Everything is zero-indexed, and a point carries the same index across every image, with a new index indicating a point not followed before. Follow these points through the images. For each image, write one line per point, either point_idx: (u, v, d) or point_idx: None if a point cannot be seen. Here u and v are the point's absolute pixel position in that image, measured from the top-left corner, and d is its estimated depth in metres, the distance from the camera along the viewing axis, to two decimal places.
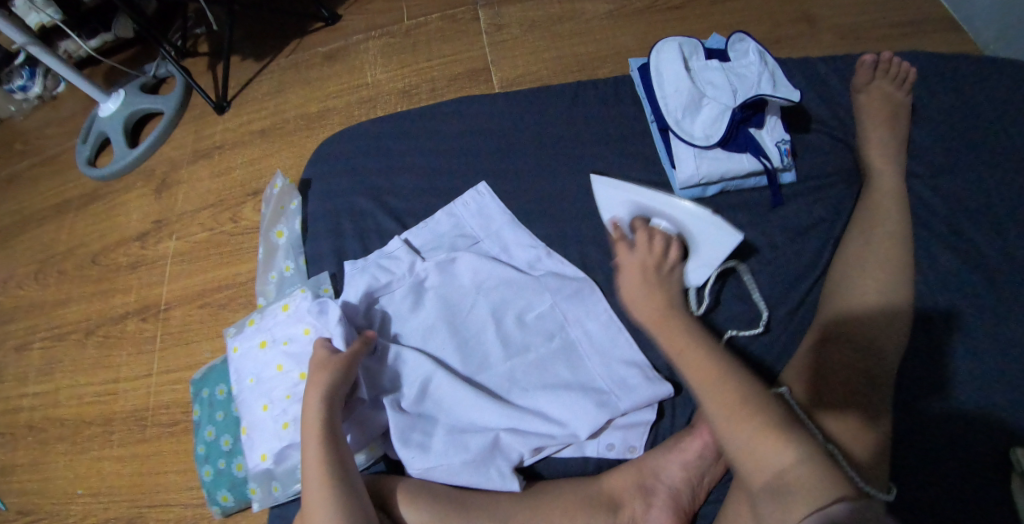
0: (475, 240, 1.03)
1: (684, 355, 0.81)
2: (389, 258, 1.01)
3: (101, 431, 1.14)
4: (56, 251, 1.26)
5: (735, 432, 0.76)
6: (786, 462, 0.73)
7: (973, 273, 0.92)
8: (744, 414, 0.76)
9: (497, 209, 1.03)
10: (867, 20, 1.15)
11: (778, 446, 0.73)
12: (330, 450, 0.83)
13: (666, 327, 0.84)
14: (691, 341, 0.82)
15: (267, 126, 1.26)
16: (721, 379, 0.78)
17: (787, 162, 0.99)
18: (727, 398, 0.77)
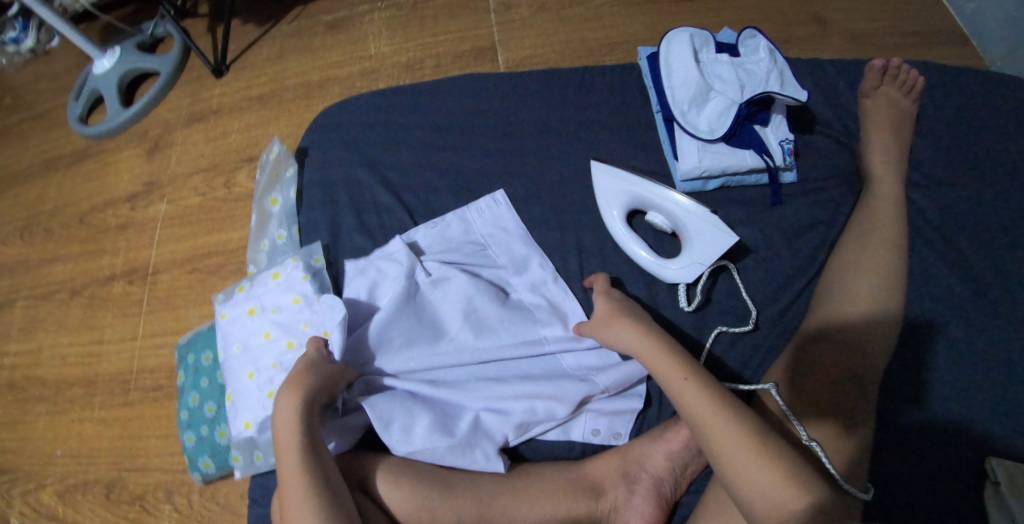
0: (484, 247, 1.00)
1: (679, 389, 0.82)
2: (391, 258, 0.98)
3: (83, 393, 1.13)
4: (43, 209, 1.24)
5: (744, 473, 0.76)
6: (795, 498, 0.73)
7: (964, 284, 0.93)
8: (748, 452, 0.76)
9: (512, 220, 1.01)
10: (877, 24, 1.14)
11: (784, 486, 0.74)
12: (303, 448, 0.81)
13: (658, 360, 0.84)
14: (684, 374, 0.82)
15: (266, 92, 1.24)
16: (719, 416, 0.79)
17: (790, 161, 0.98)
18: (727, 434, 0.78)
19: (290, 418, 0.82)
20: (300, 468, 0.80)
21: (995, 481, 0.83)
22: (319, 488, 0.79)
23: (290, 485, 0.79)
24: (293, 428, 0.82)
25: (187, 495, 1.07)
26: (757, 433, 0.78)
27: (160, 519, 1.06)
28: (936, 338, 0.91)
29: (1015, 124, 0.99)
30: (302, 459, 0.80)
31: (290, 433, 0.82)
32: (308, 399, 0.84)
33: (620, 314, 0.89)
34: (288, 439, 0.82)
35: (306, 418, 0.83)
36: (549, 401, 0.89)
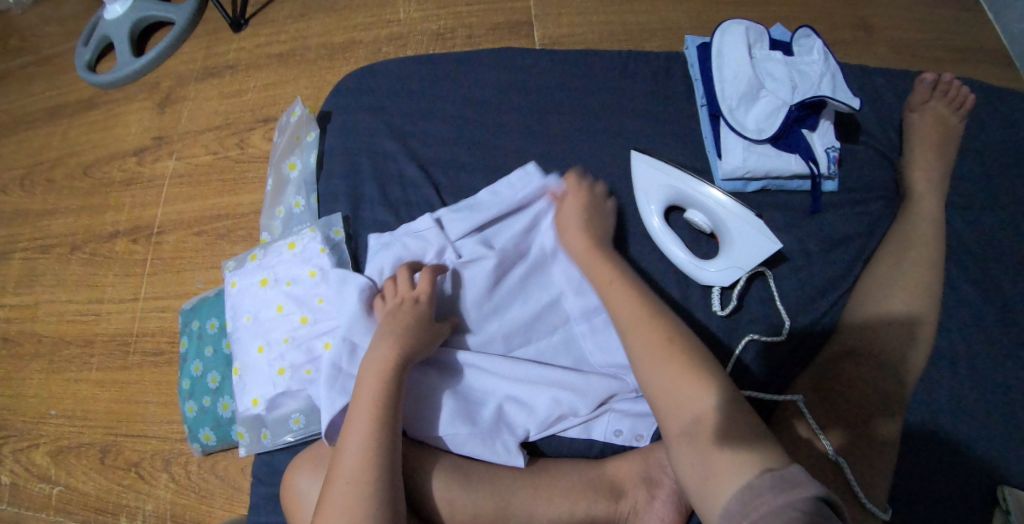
0: (518, 221, 0.97)
1: (607, 291, 0.85)
2: (419, 237, 0.95)
3: (80, 353, 1.09)
4: (45, 158, 1.18)
5: (647, 368, 0.78)
6: (692, 397, 0.74)
7: (999, 307, 0.90)
8: (654, 348, 0.78)
9: (544, 194, 0.96)
10: (930, 31, 1.10)
11: (680, 381, 0.75)
12: (387, 413, 0.80)
13: (595, 265, 0.88)
14: (614, 277, 0.86)
15: (287, 49, 1.18)
16: (635, 315, 0.81)
17: (833, 169, 0.96)
18: (639, 331, 0.80)
19: (377, 379, 0.82)
20: (374, 430, 0.79)
21: (1005, 509, 0.82)
22: (384, 456, 0.78)
23: (356, 442, 0.79)
24: (377, 390, 0.81)
25: (185, 465, 1.04)
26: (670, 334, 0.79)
27: (157, 488, 1.03)
28: (964, 363, 0.89)
29: None
30: (381, 422, 0.79)
31: (375, 393, 0.81)
32: (402, 366, 0.83)
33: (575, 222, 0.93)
34: (370, 397, 0.81)
35: (396, 384, 0.82)
36: (574, 396, 0.89)
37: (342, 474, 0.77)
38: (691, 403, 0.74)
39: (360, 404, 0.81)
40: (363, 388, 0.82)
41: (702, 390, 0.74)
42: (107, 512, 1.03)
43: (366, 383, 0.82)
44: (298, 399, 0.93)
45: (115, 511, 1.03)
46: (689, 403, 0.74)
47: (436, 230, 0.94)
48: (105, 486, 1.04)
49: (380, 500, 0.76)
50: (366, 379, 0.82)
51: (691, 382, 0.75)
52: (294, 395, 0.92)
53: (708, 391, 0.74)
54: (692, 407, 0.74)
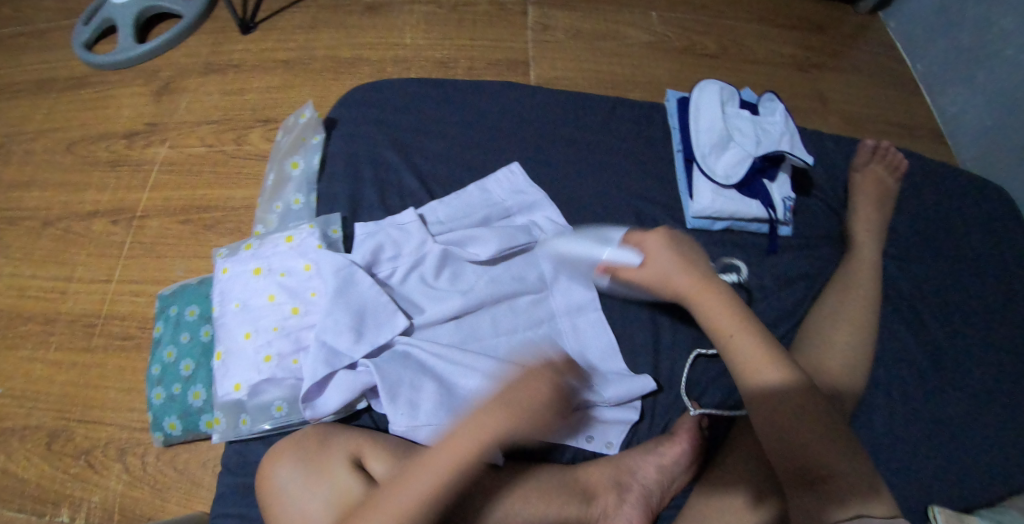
0: (507, 214, 1.04)
1: (722, 323, 0.86)
2: (402, 230, 0.99)
3: (39, 331, 1.06)
4: (27, 129, 1.20)
5: (763, 409, 0.82)
6: (808, 433, 0.80)
7: (923, 346, 1.03)
8: (779, 402, 0.81)
9: (531, 188, 1.05)
10: (866, 112, 1.29)
11: (802, 431, 0.80)
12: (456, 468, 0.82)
13: (698, 293, 0.89)
14: (733, 316, 0.87)
15: (293, 58, 1.25)
16: (762, 360, 0.83)
17: (788, 217, 1.08)
18: (762, 371, 0.83)
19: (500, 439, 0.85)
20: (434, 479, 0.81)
21: None
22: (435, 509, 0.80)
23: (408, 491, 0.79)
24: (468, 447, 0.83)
25: (141, 456, 0.99)
26: (796, 378, 0.82)
27: (107, 479, 0.98)
28: (896, 392, 1.00)
29: (973, 215, 1.14)
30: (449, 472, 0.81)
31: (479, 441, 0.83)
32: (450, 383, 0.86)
33: (662, 256, 0.92)
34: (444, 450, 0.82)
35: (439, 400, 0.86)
36: None
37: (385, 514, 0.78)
38: (804, 443, 0.79)
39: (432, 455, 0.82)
40: (463, 438, 0.83)
41: (813, 426, 0.80)
42: (48, 502, 0.96)
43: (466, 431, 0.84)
44: (282, 387, 0.92)
45: (57, 501, 0.96)
46: (804, 451, 0.79)
47: (418, 223, 0.99)
48: (49, 473, 0.98)
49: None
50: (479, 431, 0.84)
51: (812, 433, 0.80)
52: (278, 382, 0.91)
53: (825, 437, 0.79)
54: (807, 456, 0.79)
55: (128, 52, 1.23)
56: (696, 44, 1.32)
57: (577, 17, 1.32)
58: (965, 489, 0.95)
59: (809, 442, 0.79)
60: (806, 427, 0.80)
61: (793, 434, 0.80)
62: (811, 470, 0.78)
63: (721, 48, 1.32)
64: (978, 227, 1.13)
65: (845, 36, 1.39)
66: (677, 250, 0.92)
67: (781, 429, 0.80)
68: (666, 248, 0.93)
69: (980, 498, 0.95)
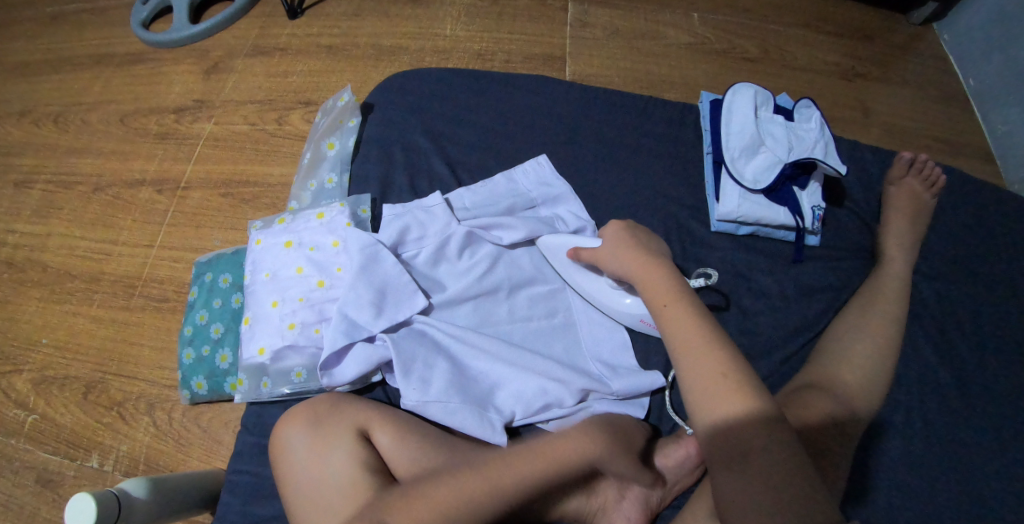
0: (532, 204, 1.05)
1: (671, 314, 0.82)
2: (428, 211, 1.01)
3: (84, 288, 1.12)
4: (86, 100, 1.27)
5: (708, 404, 0.76)
6: (753, 430, 0.73)
7: (948, 368, 1.01)
8: (715, 389, 0.76)
9: (558, 181, 1.07)
10: (908, 126, 1.26)
11: (738, 422, 0.74)
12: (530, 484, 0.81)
13: (660, 290, 0.85)
14: (679, 300, 0.83)
15: (337, 44, 1.29)
16: (705, 346, 0.78)
17: (816, 226, 1.07)
18: (710, 363, 0.77)
19: (564, 451, 0.83)
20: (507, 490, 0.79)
21: None
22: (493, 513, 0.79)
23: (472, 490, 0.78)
24: (547, 465, 0.82)
25: (169, 412, 1.05)
26: (749, 375, 0.76)
27: (136, 430, 1.04)
28: (915, 413, 0.98)
29: (1013, 237, 1.10)
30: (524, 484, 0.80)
31: (559, 457, 0.83)
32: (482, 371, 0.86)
33: (616, 252, 0.92)
34: (527, 467, 0.81)
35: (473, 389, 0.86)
36: (559, 387, 0.93)
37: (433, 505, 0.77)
38: (752, 444, 0.73)
39: (511, 466, 0.81)
40: (552, 454, 0.83)
41: (761, 425, 0.73)
42: (80, 448, 1.03)
43: (560, 451, 0.83)
44: (303, 355, 0.95)
45: (89, 447, 1.03)
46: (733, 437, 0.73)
47: (443, 205, 1.01)
48: (83, 421, 1.04)
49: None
50: (570, 450, 0.83)
51: (753, 426, 0.73)
52: (299, 350, 0.94)
53: (769, 429, 0.73)
54: (743, 445, 0.73)
55: (183, 31, 1.29)
56: (736, 48, 1.31)
57: (617, 15, 1.33)
58: (982, 518, 0.91)
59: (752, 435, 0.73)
60: (751, 422, 0.73)
61: (737, 428, 0.74)
62: (745, 456, 0.73)
63: (761, 53, 1.31)
64: (1016, 250, 1.09)
65: (894, 46, 1.36)
66: (631, 245, 0.92)
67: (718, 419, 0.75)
68: (618, 234, 0.94)
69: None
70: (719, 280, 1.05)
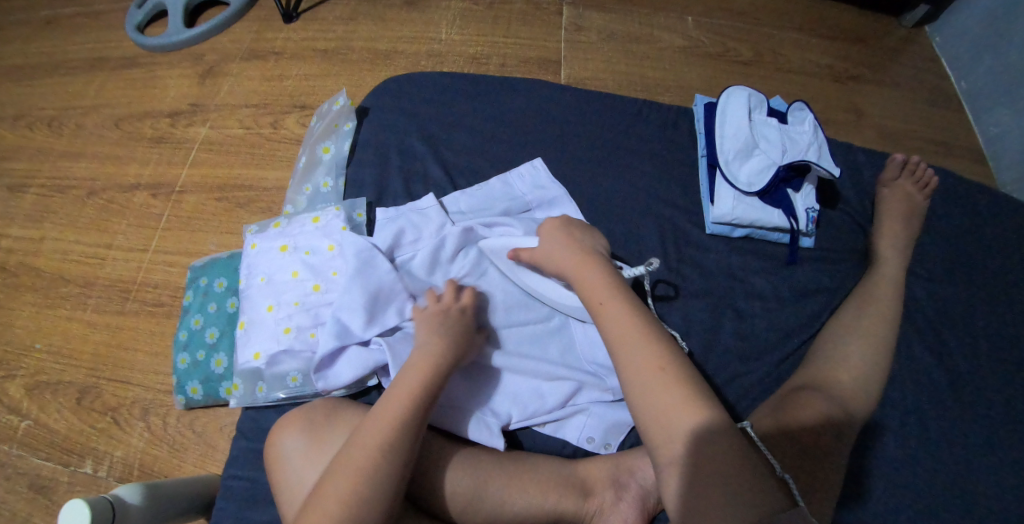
0: (527, 208, 1.05)
1: (608, 314, 0.81)
2: (422, 214, 1.02)
3: (78, 293, 1.12)
4: (80, 104, 1.27)
5: (657, 404, 0.74)
6: (705, 430, 0.72)
7: (941, 370, 1.01)
8: (653, 386, 0.75)
9: (553, 184, 1.07)
10: (900, 130, 1.27)
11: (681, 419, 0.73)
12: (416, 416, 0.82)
13: (597, 290, 0.83)
14: (616, 298, 0.82)
15: (332, 48, 1.29)
16: (643, 343, 0.77)
17: (811, 228, 1.07)
18: (652, 361, 0.76)
19: (417, 380, 0.85)
20: (392, 431, 0.81)
21: None
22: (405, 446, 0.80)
23: (373, 441, 0.80)
24: (417, 396, 0.83)
25: (163, 417, 1.04)
26: (683, 371, 0.76)
27: (130, 436, 1.03)
28: (909, 414, 0.98)
29: (1006, 239, 1.11)
30: (407, 417, 0.82)
31: (415, 387, 0.84)
32: (443, 375, 0.86)
33: (558, 251, 0.90)
34: (395, 404, 0.83)
35: (435, 389, 0.85)
36: (553, 388, 0.94)
37: (343, 470, 0.78)
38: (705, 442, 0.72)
39: (379, 410, 0.83)
40: (399, 391, 0.84)
41: (712, 424, 0.73)
42: (74, 454, 1.02)
43: (403, 384, 0.84)
44: (298, 359, 0.95)
45: (83, 453, 1.02)
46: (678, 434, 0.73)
47: (437, 207, 1.02)
48: (77, 426, 1.04)
49: (389, 480, 0.78)
50: (404, 383, 0.85)
51: (698, 421, 0.73)
52: (295, 354, 0.94)
53: (721, 423, 0.73)
54: (688, 440, 0.72)
55: (178, 35, 1.29)
56: (730, 51, 1.31)
57: (612, 19, 1.33)
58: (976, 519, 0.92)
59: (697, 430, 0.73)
60: (697, 417, 0.73)
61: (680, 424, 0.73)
62: (695, 452, 0.72)
63: (756, 56, 1.31)
64: (1009, 251, 1.10)
65: (887, 49, 1.36)
66: (570, 243, 0.90)
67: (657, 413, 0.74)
68: (557, 230, 0.93)
69: None
70: (714, 282, 1.05)
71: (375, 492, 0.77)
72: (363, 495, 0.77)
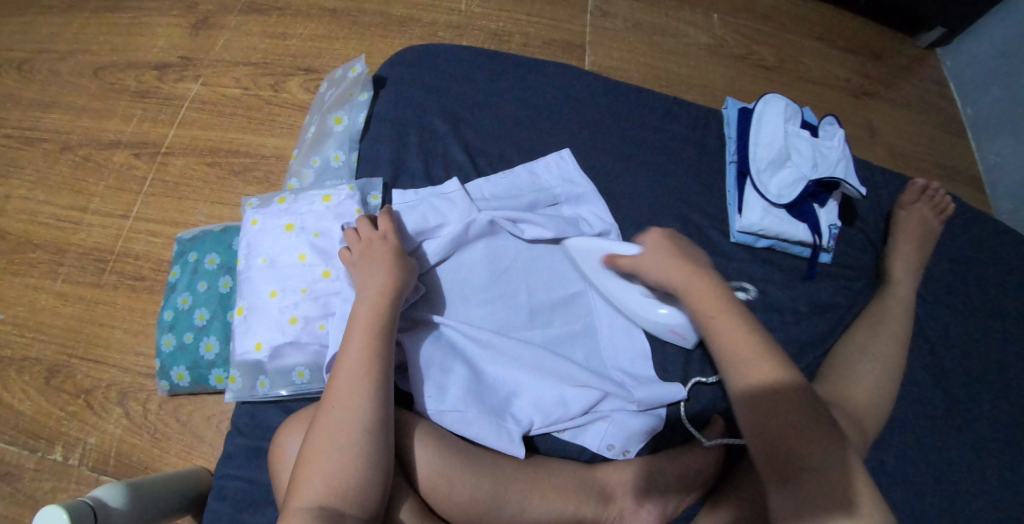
0: (554, 200, 1.00)
1: (721, 328, 0.81)
2: (445, 198, 0.95)
3: (48, 260, 1.01)
4: (55, 47, 1.14)
5: (756, 400, 0.77)
6: (799, 413, 0.75)
7: (946, 389, 1.01)
8: (767, 399, 0.76)
9: (581, 178, 1.02)
10: (913, 145, 1.26)
11: (790, 433, 0.74)
12: (376, 389, 0.76)
13: (708, 302, 0.83)
14: (731, 314, 0.81)
15: (343, 8, 1.19)
16: (757, 360, 0.78)
17: (831, 244, 1.06)
18: (758, 367, 0.78)
19: (364, 354, 0.77)
20: (357, 409, 0.74)
21: None
22: (380, 422, 0.74)
23: (343, 397, 0.75)
24: (369, 367, 0.77)
25: (143, 403, 0.95)
26: (796, 384, 0.77)
27: (106, 422, 0.94)
28: (913, 435, 0.98)
29: (1014, 261, 1.11)
30: (364, 386, 0.76)
31: (362, 354, 0.77)
32: (390, 315, 0.81)
33: (659, 260, 0.87)
34: (351, 385, 0.76)
35: (385, 329, 0.80)
36: (577, 394, 0.89)
37: (316, 466, 0.72)
38: (804, 443, 0.74)
39: (334, 392, 0.76)
40: (348, 367, 0.77)
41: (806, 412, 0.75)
42: (42, 438, 0.93)
43: (351, 360, 0.77)
44: (305, 352, 0.87)
45: (51, 438, 0.93)
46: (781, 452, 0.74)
47: (460, 192, 0.95)
48: (45, 409, 0.94)
49: (374, 462, 0.73)
50: (351, 357, 0.77)
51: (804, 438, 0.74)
52: (301, 347, 0.87)
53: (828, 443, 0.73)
54: (795, 458, 0.73)
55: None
56: (753, 53, 1.29)
57: (638, 7, 1.28)
58: None
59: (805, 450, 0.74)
60: (803, 429, 0.74)
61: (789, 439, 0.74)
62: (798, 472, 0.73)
63: (778, 61, 1.29)
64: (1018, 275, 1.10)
65: (905, 60, 1.35)
66: (674, 253, 0.87)
67: (768, 426, 0.76)
68: (663, 243, 0.89)
69: None
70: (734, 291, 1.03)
71: (360, 446, 0.73)
72: (345, 473, 0.71)
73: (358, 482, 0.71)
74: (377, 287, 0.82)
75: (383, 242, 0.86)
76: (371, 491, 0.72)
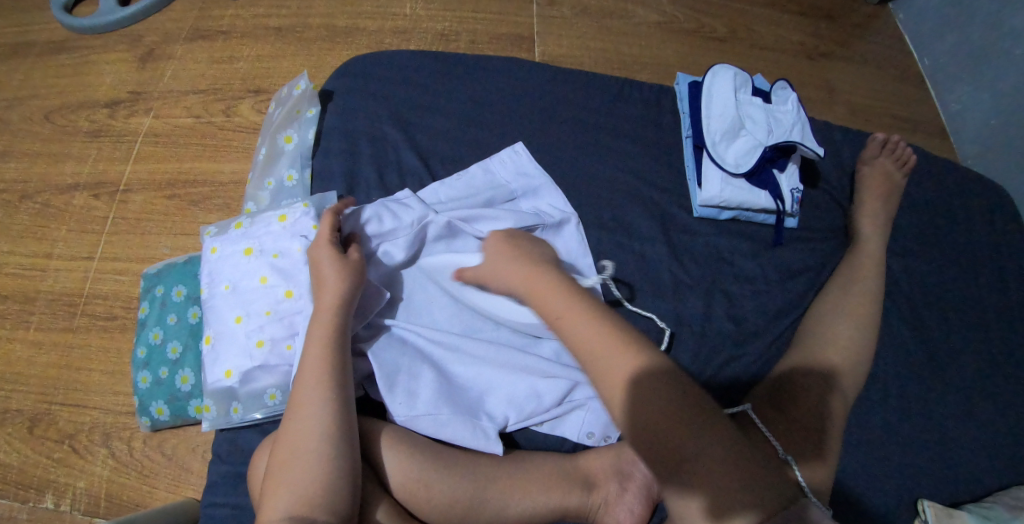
0: (512, 195, 1.00)
1: (570, 325, 0.75)
2: (401, 204, 0.94)
3: (18, 310, 1.02)
4: (3, 96, 1.14)
5: (608, 391, 0.72)
6: (644, 394, 0.70)
7: (923, 340, 1.01)
8: (629, 389, 0.71)
9: (537, 170, 1.02)
10: (873, 99, 1.26)
11: (664, 423, 0.69)
12: (334, 398, 0.78)
13: (554, 301, 0.77)
14: (574, 308, 0.76)
15: (286, 25, 1.19)
16: (611, 348, 0.73)
17: (795, 208, 1.06)
18: (609, 359, 0.72)
19: (318, 364, 0.79)
20: (317, 418, 0.76)
21: (923, 520, 0.89)
22: (342, 427, 0.76)
23: (303, 409, 0.77)
24: (323, 376, 0.78)
25: (128, 440, 0.96)
26: (655, 368, 0.72)
27: (93, 464, 0.95)
28: (893, 390, 0.98)
29: (980, 206, 1.11)
30: (322, 396, 0.77)
31: (319, 366, 0.79)
32: (343, 326, 0.82)
33: (506, 266, 0.84)
34: (308, 397, 0.77)
35: (341, 340, 0.81)
36: (549, 386, 0.90)
37: (281, 477, 0.73)
38: (680, 443, 0.68)
39: (294, 405, 0.77)
40: (305, 379, 0.78)
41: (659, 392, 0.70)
42: (31, 488, 0.94)
43: (308, 372, 0.79)
44: (275, 374, 0.87)
45: (41, 487, 0.94)
46: (667, 448, 0.69)
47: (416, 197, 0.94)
48: (32, 458, 0.95)
49: (338, 466, 0.74)
50: (308, 369, 0.79)
51: (679, 427, 0.69)
52: (271, 369, 0.87)
53: (701, 431, 0.69)
54: (679, 452, 0.68)
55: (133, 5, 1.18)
56: (705, 26, 1.28)
57: None
58: (956, 485, 0.94)
59: (683, 440, 0.69)
60: (671, 414, 0.69)
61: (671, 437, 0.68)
62: (681, 468, 0.68)
63: (730, 31, 1.28)
64: (984, 219, 1.10)
65: (859, 16, 1.34)
66: (520, 256, 0.84)
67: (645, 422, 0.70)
68: (506, 243, 0.86)
69: (971, 493, 0.94)
70: (702, 267, 1.02)
71: (321, 452, 0.74)
72: (310, 481, 0.73)
73: (325, 489, 0.73)
74: (327, 298, 0.82)
75: (324, 252, 0.85)
76: (340, 496, 0.73)
